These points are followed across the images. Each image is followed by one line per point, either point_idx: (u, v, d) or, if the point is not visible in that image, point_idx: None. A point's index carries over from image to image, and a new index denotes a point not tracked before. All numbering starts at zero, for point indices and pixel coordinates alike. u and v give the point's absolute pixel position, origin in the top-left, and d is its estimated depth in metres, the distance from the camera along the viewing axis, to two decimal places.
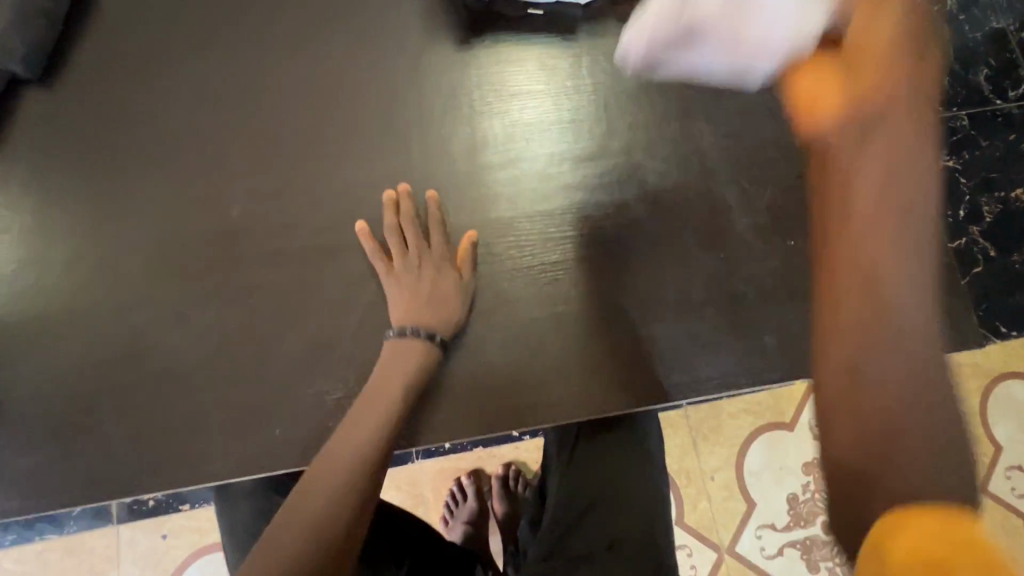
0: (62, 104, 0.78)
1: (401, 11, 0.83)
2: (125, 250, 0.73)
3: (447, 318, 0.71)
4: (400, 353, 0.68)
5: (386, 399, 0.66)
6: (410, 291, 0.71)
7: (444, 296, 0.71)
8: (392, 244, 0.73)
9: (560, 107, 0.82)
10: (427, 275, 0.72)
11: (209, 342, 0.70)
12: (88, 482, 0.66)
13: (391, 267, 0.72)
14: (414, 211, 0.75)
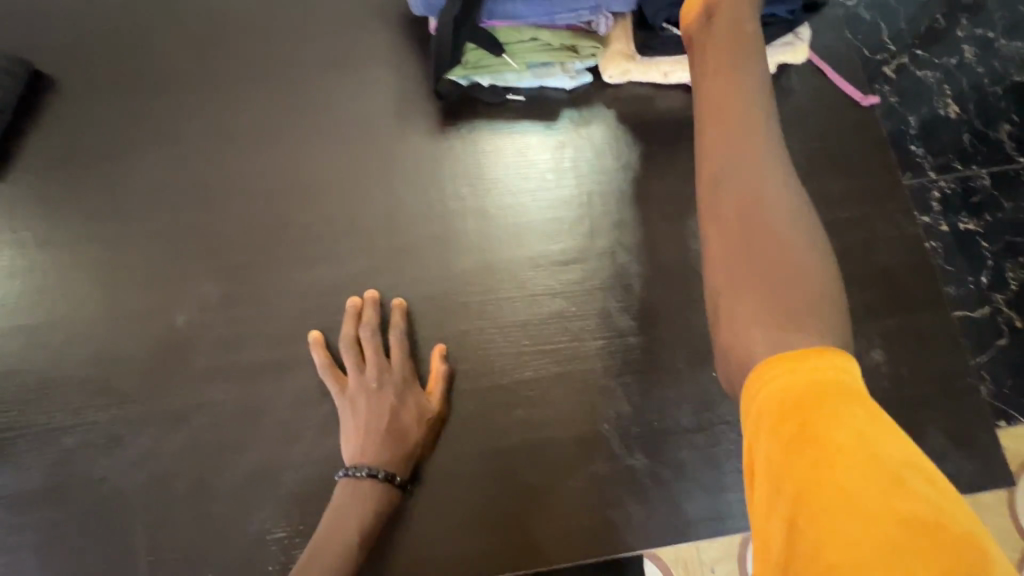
0: (9, 197, 0.73)
1: (371, 97, 0.79)
2: (61, 362, 0.67)
3: (408, 450, 0.63)
4: (355, 494, 0.61)
5: (340, 544, 0.59)
6: (364, 418, 0.64)
7: (406, 425, 0.64)
8: (351, 363, 0.66)
9: (541, 201, 0.75)
10: (388, 400, 0.64)
11: (143, 471, 0.64)
12: None
13: (348, 391, 0.65)
14: (378, 321, 0.69)
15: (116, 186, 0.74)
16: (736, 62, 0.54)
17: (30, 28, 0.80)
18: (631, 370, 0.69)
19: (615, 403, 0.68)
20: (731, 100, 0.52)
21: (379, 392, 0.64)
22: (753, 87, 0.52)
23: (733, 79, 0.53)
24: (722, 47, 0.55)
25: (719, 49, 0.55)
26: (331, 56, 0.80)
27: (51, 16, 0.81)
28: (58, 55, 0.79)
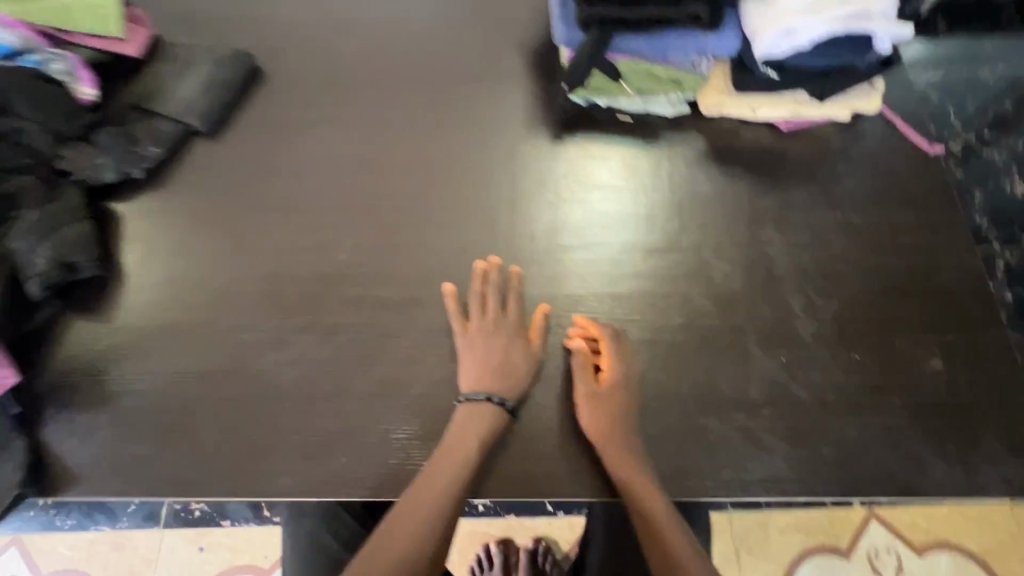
0: (223, 151, 0.94)
1: (507, 108, 0.97)
2: (245, 277, 0.85)
3: (514, 383, 0.75)
4: (472, 413, 0.73)
5: (459, 459, 0.70)
6: (482, 355, 0.76)
7: (514, 364, 0.76)
8: (471, 309, 0.80)
9: (638, 201, 0.90)
10: (498, 342, 0.77)
11: (297, 369, 0.78)
12: (172, 479, 0.73)
13: (466, 332, 0.78)
14: (500, 281, 0.82)
15: (303, 154, 0.94)
16: (614, 428, 0.72)
17: (254, 32, 1.03)
18: (708, 345, 0.79)
19: (692, 372, 0.78)
20: (625, 465, 0.70)
21: (495, 336, 0.78)
22: (631, 438, 0.72)
23: (613, 443, 0.71)
24: (601, 406, 0.73)
25: (602, 409, 0.73)
26: (480, 75, 1.00)
27: (272, 25, 1.04)
28: (272, 53, 1.02)
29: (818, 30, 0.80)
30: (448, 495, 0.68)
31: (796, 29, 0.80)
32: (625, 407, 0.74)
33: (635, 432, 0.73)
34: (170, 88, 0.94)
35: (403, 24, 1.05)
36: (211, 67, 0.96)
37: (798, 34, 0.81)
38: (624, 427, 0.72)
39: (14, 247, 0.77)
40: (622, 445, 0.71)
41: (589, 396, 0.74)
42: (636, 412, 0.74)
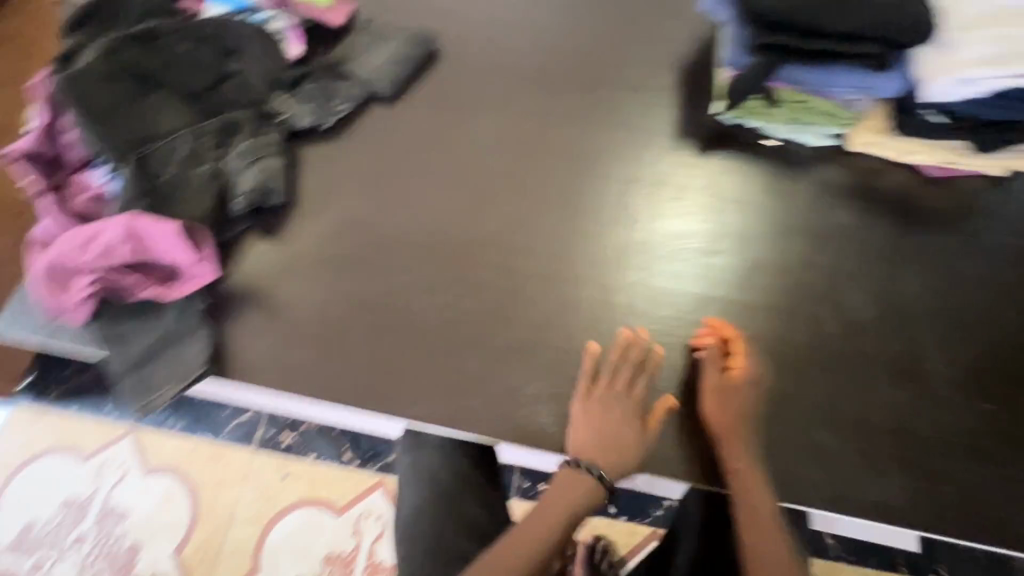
0: (399, 113, 1.03)
1: (659, 118, 1.04)
2: (405, 227, 0.93)
3: (618, 462, 0.78)
4: (573, 482, 0.79)
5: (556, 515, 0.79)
6: (601, 422, 0.79)
7: (625, 441, 0.78)
8: (599, 376, 0.81)
9: (773, 222, 0.94)
10: (615, 423, 0.79)
11: (445, 315, 0.87)
12: (330, 389, 0.84)
13: (589, 401, 0.80)
14: (638, 356, 0.82)
15: (469, 128, 1.02)
16: (734, 422, 0.77)
17: (439, 11, 1.13)
18: (833, 367, 0.83)
19: (814, 389, 0.81)
20: (740, 455, 0.75)
21: (617, 410, 0.79)
22: (749, 433, 0.77)
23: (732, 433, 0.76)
24: (725, 399, 0.78)
25: (727, 401, 0.78)
26: (637, 85, 1.07)
27: (455, 7, 1.13)
28: (450, 34, 1.11)
29: (994, 83, 0.84)
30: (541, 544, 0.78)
31: (971, 82, 0.84)
32: (747, 405, 0.78)
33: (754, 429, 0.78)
34: (366, 57, 1.05)
35: (573, 26, 1.12)
36: (401, 42, 1.06)
37: (973, 86, 0.85)
38: (744, 422, 0.77)
39: (227, 166, 0.90)
40: (742, 438, 0.76)
41: (715, 389, 0.79)
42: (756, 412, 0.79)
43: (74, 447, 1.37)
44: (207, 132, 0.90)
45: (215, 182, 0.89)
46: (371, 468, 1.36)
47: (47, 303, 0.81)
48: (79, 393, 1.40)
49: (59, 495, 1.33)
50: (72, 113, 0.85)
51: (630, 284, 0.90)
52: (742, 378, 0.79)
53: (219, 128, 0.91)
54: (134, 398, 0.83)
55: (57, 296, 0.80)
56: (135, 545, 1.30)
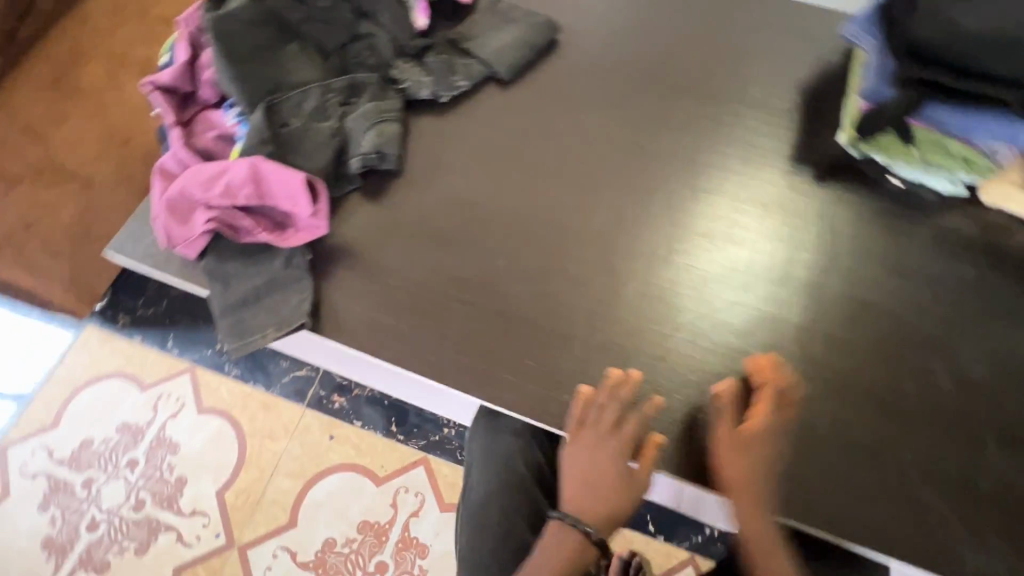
0: (514, 98, 1.03)
1: (777, 140, 1.01)
2: (511, 211, 0.93)
3: (614, 513, 0.74)
4: (562, 537, 0.73)
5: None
6: (586, 464, 0.75)
7: (609, 485, 0.74)
8: (586, 418, 0.77)
9: (888, 265, 0.90)
10: (605, 469, 0.74)
11: (542, 308, 0.87)
12: (421, 362, 0.84)
13: (576, 442, 0.76)
14: (629, 400, 0.77)
15: (582, 122, 1.01)
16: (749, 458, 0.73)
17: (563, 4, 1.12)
18: (938, 422, 0.80)
19: (917, 441, 0.79)
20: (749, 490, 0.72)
21: (597, 452, 0.75)
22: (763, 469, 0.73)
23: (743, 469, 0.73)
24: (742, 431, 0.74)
25: (742, 435, 0.74)
26: (757, 102, 1.04)
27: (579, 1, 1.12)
28: (572, 26, 1.10)
29: None
30: None
31: None
32: (764, 440, 0.74)
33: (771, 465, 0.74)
34: (488, 36, 1.04)
35: (697, 34, 1.10)
36: (525, 27, 1.05)
37: None
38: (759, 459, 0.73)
39: (349, 126, 0.91)
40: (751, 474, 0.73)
41: (728, 419, 0.75)
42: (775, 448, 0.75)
43: (135, 375, 1.40)
44: (336, 88, 0.92)
45: (336, 139, 0.90)
46: (414, 444, 1.36)
47: (163, 232, 0.83)
48: (145, 324, 1.43)
49: (116, 418, 1.37)
50: (215, 53, 0.87)
51: (727, 303, 0.88)
52: (761, 414, 0.75)
53: (346, 86, 0.92)
54: (228, 337, 0.84)
55: (176, 227, 0.83)
56: (182, 478, 1.33)
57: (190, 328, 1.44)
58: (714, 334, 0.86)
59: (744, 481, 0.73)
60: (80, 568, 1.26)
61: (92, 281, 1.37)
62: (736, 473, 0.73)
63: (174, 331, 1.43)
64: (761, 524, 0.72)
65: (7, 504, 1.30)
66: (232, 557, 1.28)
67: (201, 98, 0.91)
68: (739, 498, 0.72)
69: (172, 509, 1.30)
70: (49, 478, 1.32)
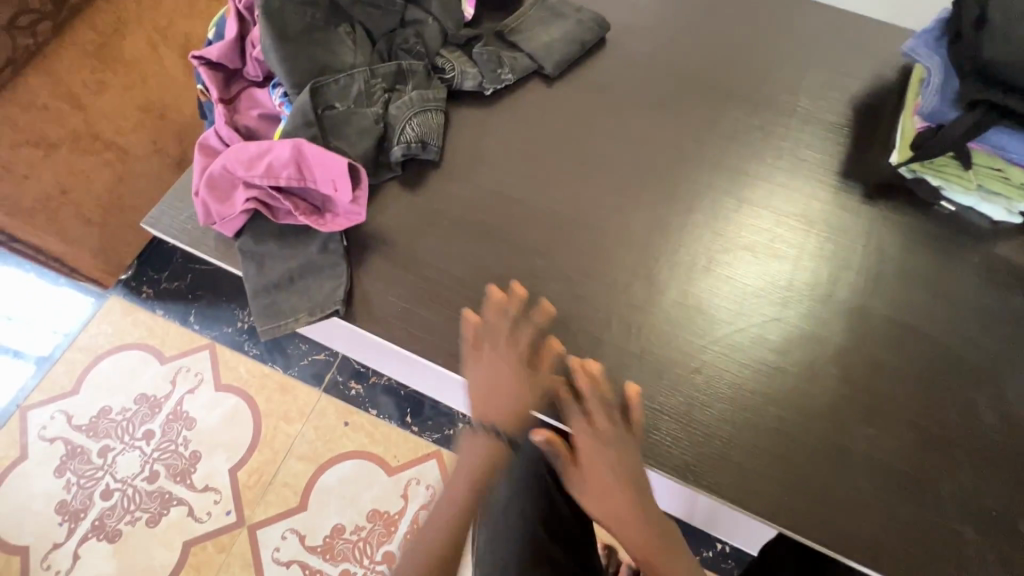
0: (558, 95, 1.01)
1: (826, 154, 0.98)
2: (550, 210, 0.91)
3: (518, 413, 0.73)
4: (472, 444, 0.72)
5: (452, 512, 0.70)
6: (489, 374, 0.74)
7: (517, 389, 0.74)
8: (479, 338, 0.76)
9: (936, 291, 0.87)
10: (492, 365, 0.75)
11: (576, 311, 0.85)
12: (451, 357, 0.83)
13: (474, 362, 0.75)
14: (516, 313, 0.76)
15: (625, 124, 0.99)
16: (589, 445, 0.67)
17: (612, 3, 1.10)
18: (982, 457, 0.77)
19: (957, 475, 0.76)
20: (597, 473, 0.67)
21: (497, 361, 0.75)
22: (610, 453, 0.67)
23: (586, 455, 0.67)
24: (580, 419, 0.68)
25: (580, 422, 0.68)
26: (807, 115, 1.01)
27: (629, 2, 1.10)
28: (621, 26, 1.08)
29: None
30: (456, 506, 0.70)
31: None
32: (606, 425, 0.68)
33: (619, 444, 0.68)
34: (536, 31, 1.02)
35: (748, 41, 1.07)
36: (574, 24, 1.03)
37: None
38: (602, 440, 0.68)
39: (393, 112, 0.90)
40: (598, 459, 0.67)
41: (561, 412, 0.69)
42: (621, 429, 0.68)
43: (156, 347, 1.41)
44: (381, 74, 0.91)
45: (379, 125, 0.89)
46: (428, 436, 1.36)
47: (202, 207, 0.82)
48: (168, 298, 1.45)
49: (134, 389, 1.38)
50: (263, 31, 0.85)
51: (767, 318, 0.85)
52: (594, 398, 0.68)
53: (392, 72, 0.91)
54: (259, 319, 0.84)
55: (214, 204, 0.82)
56: (196, 454, 1.34)
57: (212, 305, 1.44)
58: (752, 349, 0.83)
59: (594, 467, 0.67)
60: (91, 535, 1.26)
61: (120, 251, 1.39)
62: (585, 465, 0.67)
63: (196, 306, 1.44)
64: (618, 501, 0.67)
65: (25, 466, 1.31)
66: (241, 535, 1.28)
67: (246, 75, 0.91)
68: (589, 486, 0.67)
69: (185, 483, 1.31)
70: (67, 443, 1.33)
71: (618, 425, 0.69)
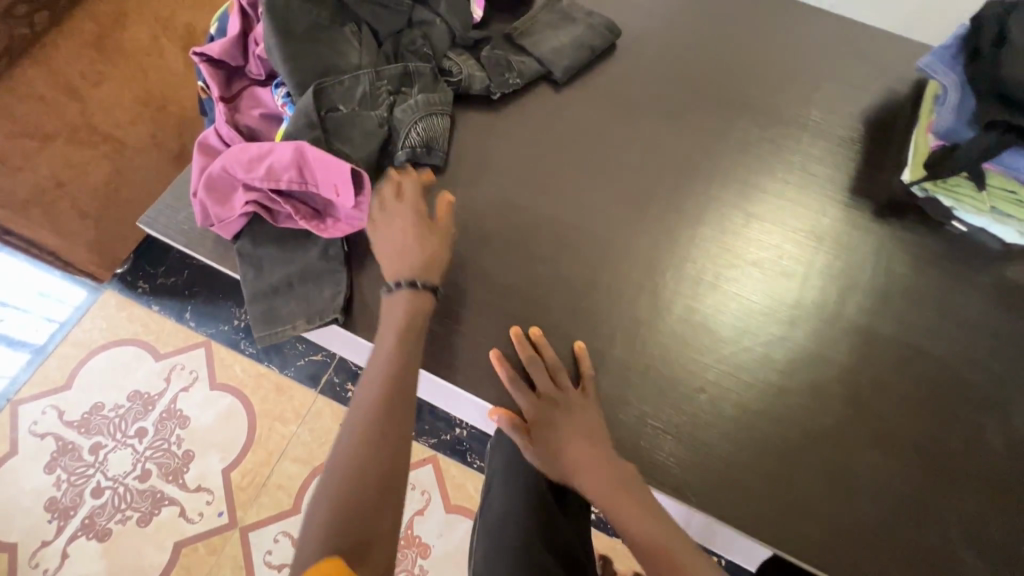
0: (566, 101, 0.99)
1: (837, 169, 0.96)
2: (555, 219, 0.90)
3: (425, 258, 0.76)
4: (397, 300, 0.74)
5: (384, 366, 0.69)
6: (388, 233, 0.77)
7: (416, 238, 0.76)
8: (374, 207, 0.79)
9: (946, 313, 0.86)
10: (399, 220, 0.77)
11: (580, 324, 0.83)
12: (451, 368, 0.81)
13: (374, 228, 0.78)
14: (407, 179, 0.81)
15: (634, 132, 0.97)
16: (527, 396, 0.75)
17: (623, 9, 1.08)
18: (987, 485, 0.76)
19: (963, 504, 0.75)
20: (539, 415, 0.75)
21: (393, 217, 0.78)
22: (549, 398, 0.75)
23: (526, 405, 0.75)
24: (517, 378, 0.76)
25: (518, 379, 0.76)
26: (817, 128, 1.00)
27: (640, 8, 1.08)
28: (632, 32, 1.06)
29: None
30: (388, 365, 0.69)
31: None
32: (545, 381, 0.76)
33: (558, 392, 0.76)
34: (545, 35, 1.00)
35: (760, 51, 1.05)
36: (584, 29, 1.01)
37: None
38: (542, 388, 0.76)
39: (398, 115, 0.87)
40: (536, 404, 0.75)
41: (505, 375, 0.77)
42: (560, 382, 0.76)
43: (151, 343, 1.39)
44: (386, 77, 0.88)
45: (384, 130, 0.87)
46: (424, 441, 1.34)
47: (201, 208, 0.81)
48: (163, 294, 1.42)
49: (127, 386, 1.36)
50: (268, 31, 0.83)
51: (772, 338, 0.83)
52: (533, 356, 0.77)
53: (398, 74, 0.89)
54: (255, 325, 0.82)
55: (212, 205, 0.80)
56: (189, 453, 1.32)
57: (208, 302, 1.42)
58: (757, 367, 0.81)
59: (536, 414, 0.75)
60: (81, 534, 1.25)
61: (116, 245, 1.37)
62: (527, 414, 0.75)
63: (192, 303, 1.42)
64: (559, 435, 0.73)
65: (14, 461, 1.29)
66: (233, 537, 1.26)
67: (248, 73, 0.89)
68: (535, 431, 0.75)
69: (177, 483, 1.29)
70: (58, 439, 1.31)
71: (563, 383, 0.76)
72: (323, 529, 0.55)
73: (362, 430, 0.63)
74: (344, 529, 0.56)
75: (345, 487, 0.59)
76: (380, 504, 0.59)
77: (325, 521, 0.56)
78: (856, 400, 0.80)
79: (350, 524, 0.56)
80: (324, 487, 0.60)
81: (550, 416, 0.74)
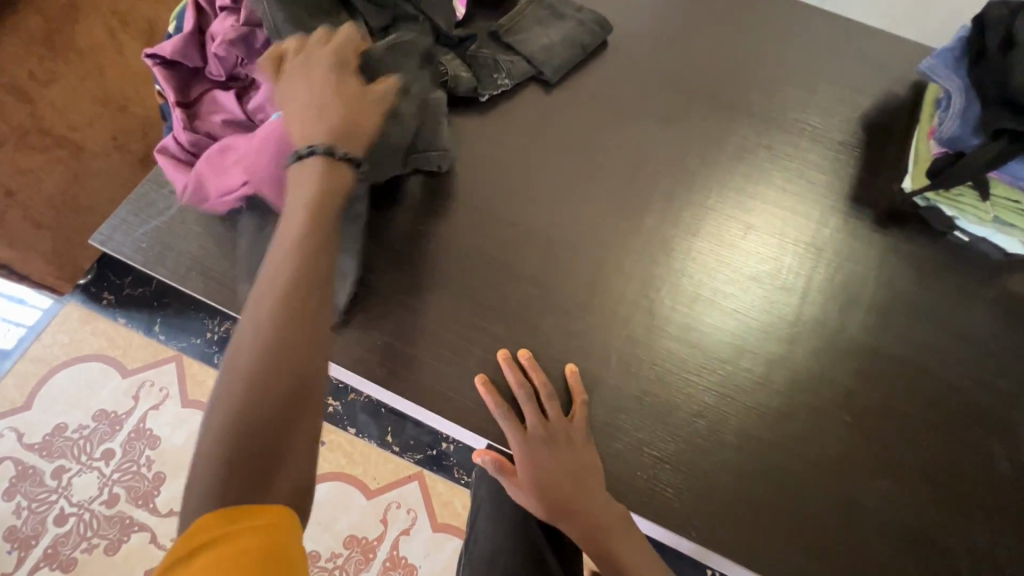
0: (554, 104, 0.93)
1: (836, 176, 0.93)
2: (543, 231, 0.85)
3: (344, 131, 0.67)
4: (310, 168, 0.65)
5: (289, 255, 0.62)
6: (305, 100, 0.68)
7: (334, 108, 0.67)
8: (291, 71, 0.69)
9: (949, 326, 0.83)
10: (328, 84, 0.68)
11: (571, 344, 0.79)
12: (435, 395, 0.76)
13: (286, 96, 0.69)
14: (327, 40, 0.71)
15: (625, 137, 0.92)
16: (519, 435, 0.71)
17: (611, 6, 1.03)
18: (990, 509, 0.74)
19: (967, 529, 0.73)
20: (531, 455, 0.70)
21: (311, 82, 0.68)
22: (542, 434, 0.71)
23: (519, 443, 0.71)
24: (508, 414, 0.71)
25: (508, 415, 0.71)
26: (815, 132, 0.96)
27: (628, 5, 1.03)
28: (621, 31, 1.01)
29: None
30: (295, 257, 0.62)
31: None
32: (536, 416, 0.71)
33: (551, 424, 0.71)
34: (533, 33, 0.94)
35: (755, 51, 1.01)
36: (573, 26, 0.95)
37: None
38: (534, 425, 0.71)
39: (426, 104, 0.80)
40: (529, 444, 0.71)
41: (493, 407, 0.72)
42: (553, 414, 0.72)
43: (117, 359, 1.31)
44: (411, 53, 0.79)
45: (417, 119, 0.79)
46: (410, 457, 1.29)
47: (197, 181, 0.78)
48: (130, 306, 1.33)
49: (92, 405, 1.28)
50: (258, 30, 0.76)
51: (772, 357, 0.79)
52: (523, 387, 0.72)
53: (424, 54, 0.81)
54: None
55: (210, 180, 0.77)
56: (160, 476, 1.25)
57: (180, 314, 1.34)
58: (756, 390, 0.78)
59: (528, 452, 0.70)
60: (43, 565, 1.17)
61: (77, 256, 1.28)
62: (518, 453, 0.71)
63: (162, 316, 1.34)
64: (554, 477, 0.70)
65: None
66: None
67: (207, 74, 0.81)
68: (525, 471, 0.70)
69: (147, 507, 1.22)
70: (17, 464, 1.23)
71: (555, 415, 0.72)
72: (222, 451, 0.52)
73: (262, 343, 0.57)
74: (252, 440, 0.53)
75: (248, 399, 0.55)
76: (289, 418, 0.56)
77: (223, 446, 0.52)
78: (858, 421, 0.77)
79: (253, 454, 0.53)
80: (220, 395, 0.56)
81: (542, 456, 0.70)
